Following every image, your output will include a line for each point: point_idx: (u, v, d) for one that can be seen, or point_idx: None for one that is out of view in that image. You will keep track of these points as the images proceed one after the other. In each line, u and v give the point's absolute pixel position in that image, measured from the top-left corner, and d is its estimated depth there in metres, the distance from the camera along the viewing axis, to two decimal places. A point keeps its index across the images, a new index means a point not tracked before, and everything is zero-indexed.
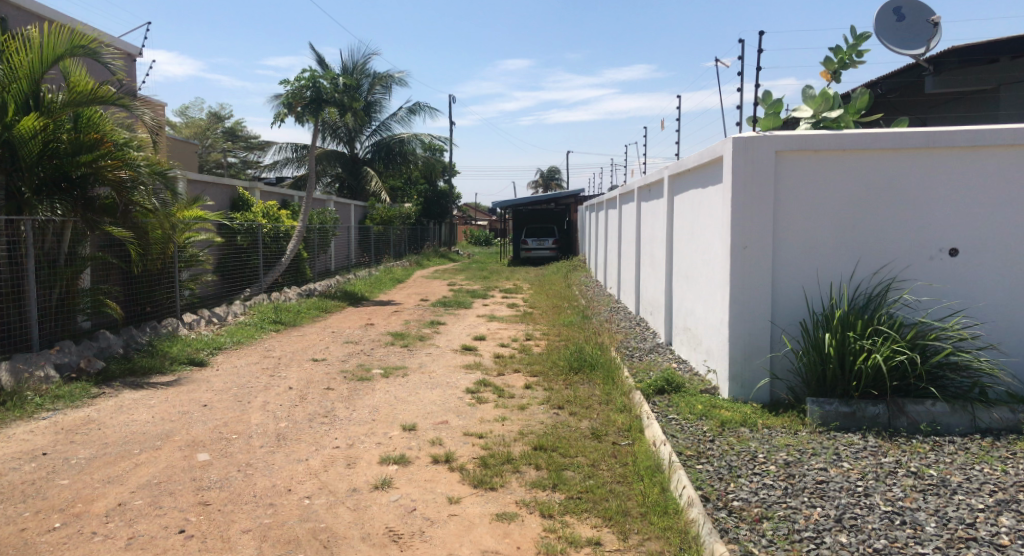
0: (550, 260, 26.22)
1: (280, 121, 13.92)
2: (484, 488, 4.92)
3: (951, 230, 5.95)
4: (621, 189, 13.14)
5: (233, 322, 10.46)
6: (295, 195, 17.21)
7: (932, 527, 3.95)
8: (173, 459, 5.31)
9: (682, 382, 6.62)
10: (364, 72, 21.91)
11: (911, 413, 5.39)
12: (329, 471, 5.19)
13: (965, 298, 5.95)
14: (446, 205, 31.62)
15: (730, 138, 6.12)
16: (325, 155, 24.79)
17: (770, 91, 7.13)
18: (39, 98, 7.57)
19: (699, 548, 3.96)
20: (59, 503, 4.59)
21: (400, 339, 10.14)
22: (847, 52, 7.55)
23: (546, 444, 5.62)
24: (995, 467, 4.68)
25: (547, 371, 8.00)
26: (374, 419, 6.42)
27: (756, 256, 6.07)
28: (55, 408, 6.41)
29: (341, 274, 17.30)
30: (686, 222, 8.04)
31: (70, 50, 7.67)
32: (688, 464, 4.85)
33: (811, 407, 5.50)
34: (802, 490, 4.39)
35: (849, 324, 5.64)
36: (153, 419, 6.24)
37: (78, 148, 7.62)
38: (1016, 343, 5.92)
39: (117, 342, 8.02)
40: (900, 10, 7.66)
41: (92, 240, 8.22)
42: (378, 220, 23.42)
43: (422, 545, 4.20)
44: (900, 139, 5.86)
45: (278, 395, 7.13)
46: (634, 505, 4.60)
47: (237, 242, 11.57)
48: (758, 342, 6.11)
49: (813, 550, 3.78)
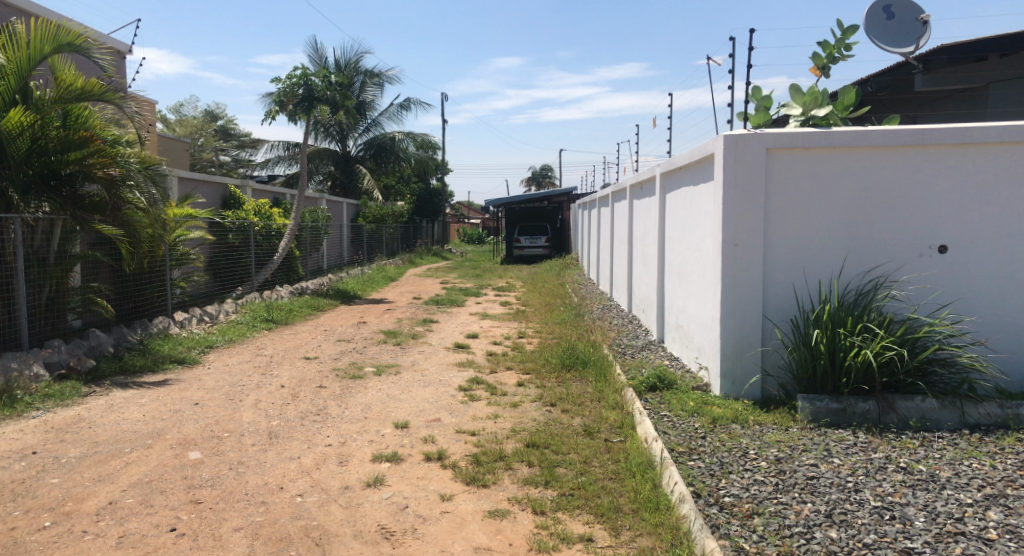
0: (543, 259, 26.21)
1: (272, 117, 13.84)
2: (476, 486, 4.92)
3: (941, 226, 5.98)
4: (614, 187, 13.14)
5: (225, 321, 10.40)
6: (288, 193, 17.17)
7: (921, 521, 3.97)
8: (164, 459, 5.28)
9: (674, 380, 6.63)
10: (356, 71, 21.90)
11: (900, 409, 5.42)
12: (321, 469, 5.18)
13: (953, 293, 6.00)
14: (440, 204, 30.71)
15: (721, 136, 6.15)
16: (318, 153, 24.75)
17: (759, 87, 7.22)
18: (26, 93, 7.51)
19: (691, 544, 3.96)
20: (48, 503, 4.56)
21: (393, 337, 10.13)
22: (834, 47, 7.63)
23: (539, 440, 5.64)
24: (983, 462, 4.72)
25: (539, 368, 8.03)
26: (367, 417, 6.43)
27: (747, 253, 6.09)
28: (44, 407, 6.37)
29: (335, 273, 17.27)
30: (677, 219, 8.06)
31: (57, 47, 7.58)
32: (679, 460, 4.87)
33: (801, 403, 5.53)
34: (793, 487, 4.40)
35: (840, 320, 5.66)
36: (144, 418, 6.22)
37: (66, 145, 7.57)
38: (1003, 338, 5.97)
39: (107, 342, 7.97)
40: (890, 8, 7.68)
41: (82, 238, 8.14)
42: (370, 218, 23.25)
43: (414, 543, 4.20)
44: (891, 136, 5.89)
45: (270, 393, 7.12)
46: (626, 501, 4.62)
47: (228, 240, 11.50)
48: (748, 338, 6.14)
49: (803, 546, 3.80)
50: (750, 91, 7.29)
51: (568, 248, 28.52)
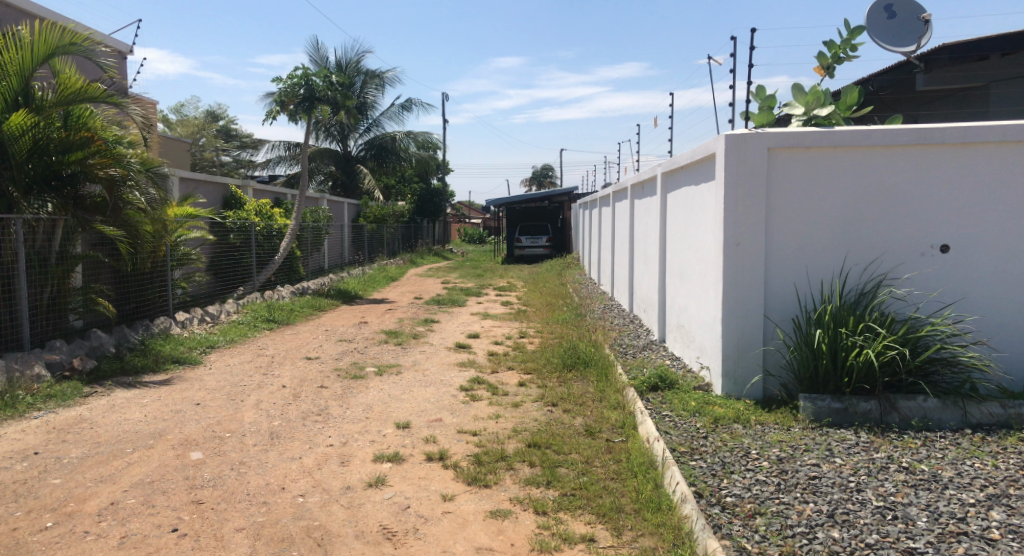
0: (543, 259, 26.20)
1: (273, 117, 13.84)
2: (478, 486, 4.92)
3: (942, 226, 5.98)
4: (615, 187, 13.14)
5: (226, 321, 10.40)
6: (288, 194, 17.16)
7: (923, 521, 3.97)
8: (165, 459, 5.29)
9: (675, 379, 6.62)
10: (357, 71, 21.89)
11: (903, 409, 5.41)
12: (323, 470, 5.18)
13: (955, 292, 5.99)
14: (440, 204, 30.41)
15: (722, 136, 6.15)
16: (319, 154, 24.75)
17: (763, 87, 7.24)
18: (28, 94, 7.53)
19: (693, 544, 3.96)
20: (50, 503, 4.56)
21: (394, 337, 10.12)
22: (840, 47, 7.63)
23: (541, 440, 5.63)
24: (986, 462, 4.72)
25: (541, 368, 8.02)
26: (368, 417, 6.42)
27: (749, 252, 6.09)
28: (45, 407, 6.38)
29: (335, 273, 17.26)
30: (678, 218, 8.05)
31: (59, 48, 7.57)
32: (681, 460, 4.87)
33: (803, 402, 5.52)
34: (795, 486, 4.40)
35: (842, 320, 5.66)
36: (146, 418, 6.22)
37: (67, 146, 7.56)
38: (1005, 337, 5.97)
39: (109, 342, 7.98)
40: (891, 8, 7.67)
41: (84, 238, 8.16)
42: (371, 218, 23.24)
43: (416, 543, 4.19)
44: (891, 136, 5.89)
45: (272, 393, 7.12)
46: (628, 501, 4.62)
47: (229, 240, 11.50)
48: (750, 337, 6.13)
49: (806, 546, 3.80)
50: (753, 91, 7.31)
51: (568, 248, 28.49)
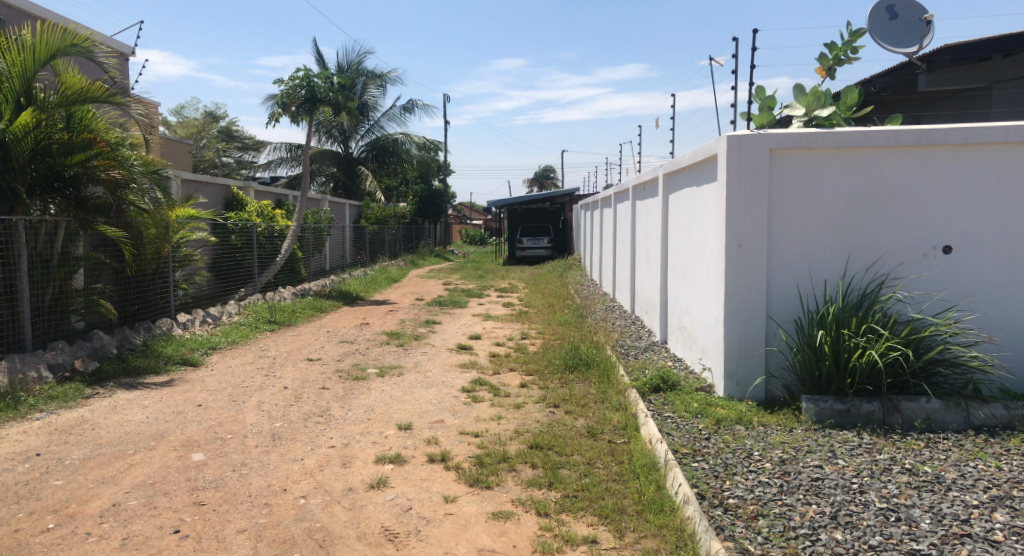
0: (545, 260, 26.19)
1: (275, 121, 13.82)
2: (480, 488, 4.91)
3: (945, 227, 5.97)
4: (615, 188, 13.19)
5: (227, 322, 10.42)
6: (290, 195, 17.18)
7: (927, 523, 3.96)
8: (167, 460, 5.29)
9: (677, 380, 6.62)
10: (359, 72, 21.88)
11: (905, 410, 5.39)
12: (324, 471, 5.17)
13: (956, 292, 5.98)
14: (441, 205, 30.68)
15: (725, 137, 6.14)
16: (319, 155, 24.58)
17: (764, 87, 7.25)
18: (31, 96, 7.51)
19: (696, 545, 3.96)
20: (52, 503, 4.57)
21: (395, 339, 10.10)
22: (842, 49, 7.61)
23: (542, 443, 5.61)
24: (988, 463, 4.71)
25: (543, 370, 8.00)
26: (369, 418, 6.41)
27: (751, 253, 6.08)
28: (48, 408, 6.39)
29: (336, 274, 17.28)
30: (680, 220, 8.05)
31: (63, 49, 7.59)
32: (683, 462, 4.87)
33: (806, 404, 5.51)
34: (798, 488, 4.39)
35: (844, 321, 5.65)
36: (148, 419, 6.23)
37: (69, 148, 7.57)
38: (1009, 337, 5.95)
39: (111, 343, 8.00)
40: (894, 8, 7.66)
41: (86, 240, 8.20)
42: (373, 220, 23.32)
43: (418, 545, 4.19)
44: (893, 137, 5.89)
45: (273, 395, 7.10)
46: (630, 503, 4.61)
47: (231, 241, 11.52)
48: (752, 338, 6.12)
49: (808, 546, 3.80)
50: (753, 91, 7.31)
51: (568, 249, 28.48)
